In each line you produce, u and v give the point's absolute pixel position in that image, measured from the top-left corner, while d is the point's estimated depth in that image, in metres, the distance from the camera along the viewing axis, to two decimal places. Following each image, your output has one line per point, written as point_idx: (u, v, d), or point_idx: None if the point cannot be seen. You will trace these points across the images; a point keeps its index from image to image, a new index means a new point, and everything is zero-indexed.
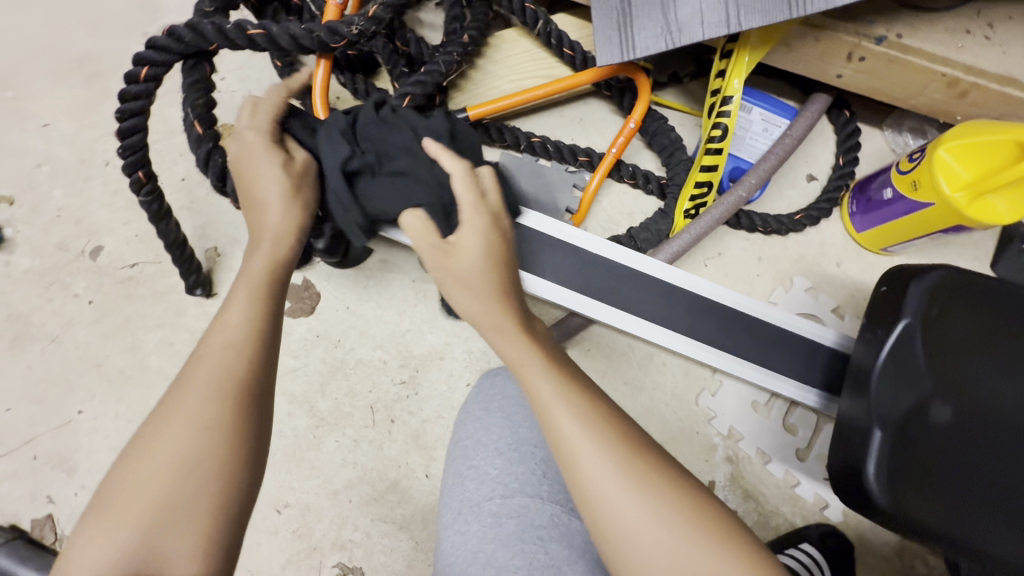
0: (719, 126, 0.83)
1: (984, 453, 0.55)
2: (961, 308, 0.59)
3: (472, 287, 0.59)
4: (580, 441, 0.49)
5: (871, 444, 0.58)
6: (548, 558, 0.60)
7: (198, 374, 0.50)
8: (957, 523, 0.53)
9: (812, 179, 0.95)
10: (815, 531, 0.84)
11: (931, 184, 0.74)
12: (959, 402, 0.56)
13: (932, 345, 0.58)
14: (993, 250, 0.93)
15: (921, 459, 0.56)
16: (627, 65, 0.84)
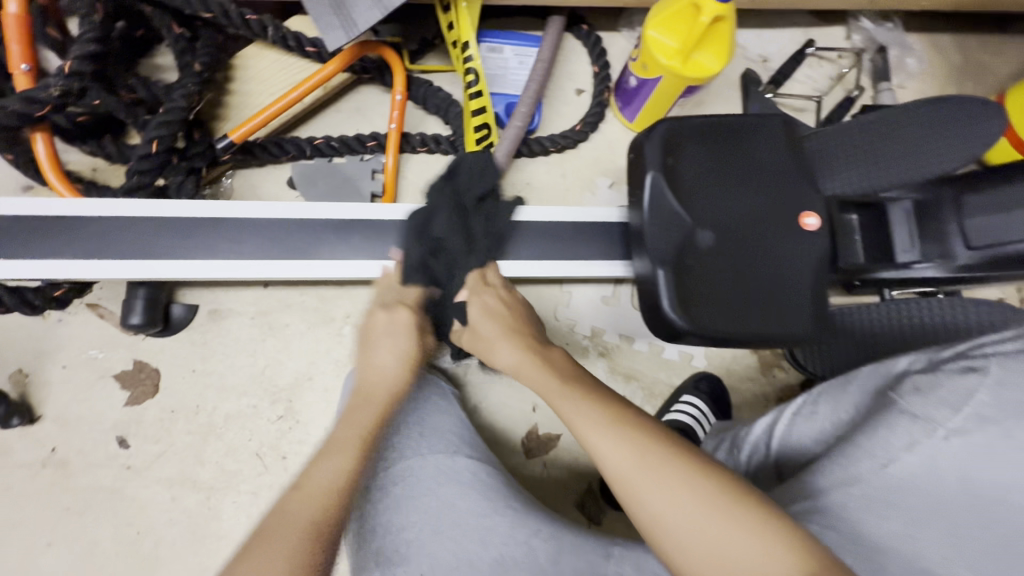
0: (470, 71, 0.88)
1: (735, 258, 0.67)
2: (689, 151, 0.69)
3: (492, 336, 0.67)
4: (613, 453, 0.52)
5: (658, 284, 0.65)
6: (441, 501, 0.64)
7: (329, 448, 0.55)
8: (732, 319, 0.65)
9: (581, 92, 1.05)
10: (689, 382, 0.95)
11: (654, 62, 0.85)
12: (711, 224, 0.67)
13: (678, 189, 0.68)
14: (739, 99, 1.08)
15: (696, 280, 0.66)
16: (367, 44, 0.87)
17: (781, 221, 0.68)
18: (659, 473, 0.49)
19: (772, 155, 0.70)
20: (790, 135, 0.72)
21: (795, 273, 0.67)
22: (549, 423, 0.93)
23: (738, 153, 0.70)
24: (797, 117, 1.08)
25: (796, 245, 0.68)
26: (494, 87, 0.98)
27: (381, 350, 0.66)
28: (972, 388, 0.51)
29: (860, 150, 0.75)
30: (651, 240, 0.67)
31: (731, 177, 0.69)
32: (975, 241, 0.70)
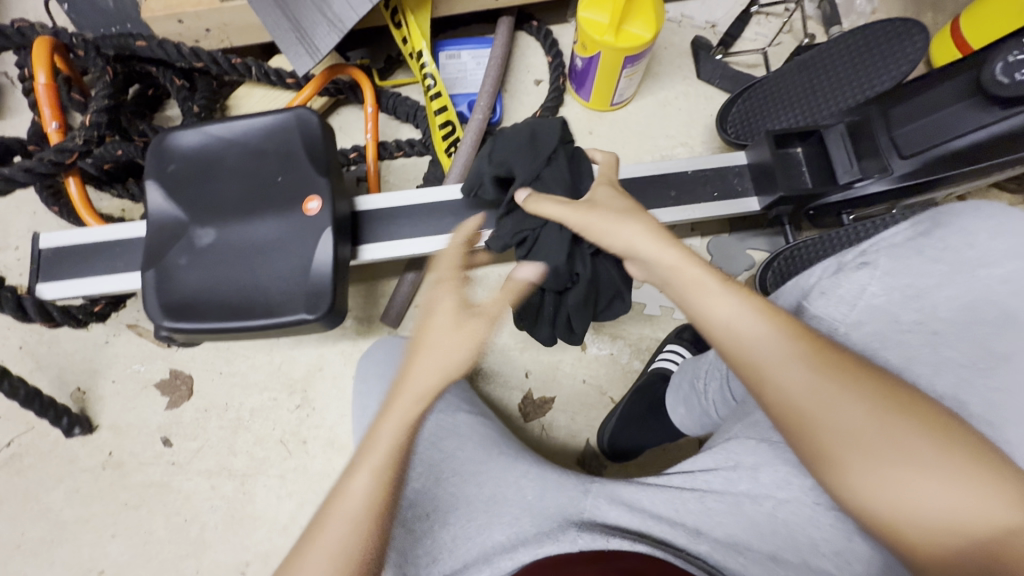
0: (427, 76, 0.98)
1: (227, 260, 0.77)
2: (190, 148, 0.80)
3: (449, 330, 0.55)
4: (788, 366, 0.48)
5: (149, 283, 0.77)
6: (441, 453, 0.71)
7: (342, 490, 0.50)
8: (206, 315, 0.75)
9: (539, 82, 1.14)
10: (673, 332, 0.98)
11: (590, 40, 0.92)
12: (212, 225, 0.78)
13: (181, 173, 0.79)
14: (693, 66, 1.14)
15: (209, 264, 0.77)
16: (335, 68, 0.99)
17: (272, 207, 0.78)
18: (857, 398, 0.45)
19: (235, 176, 0.79)
20: (255, 156, 0.80)
21: (275, 271, 0.76)
22: (542, 388, 0.99)
23: (211, 172, 0.79)
24: (750, 73, 1.12)
25: (288, 225, 0.78)
26: (456, 88, 1.08)
27: (434, 335, 0.54)
28: (863, 282, 0.58)
29: (799, 94, 0.90)
30: (150, 228, 0.78)
31: (207, 189, 0.79)
32: (906, 152, 0.72)
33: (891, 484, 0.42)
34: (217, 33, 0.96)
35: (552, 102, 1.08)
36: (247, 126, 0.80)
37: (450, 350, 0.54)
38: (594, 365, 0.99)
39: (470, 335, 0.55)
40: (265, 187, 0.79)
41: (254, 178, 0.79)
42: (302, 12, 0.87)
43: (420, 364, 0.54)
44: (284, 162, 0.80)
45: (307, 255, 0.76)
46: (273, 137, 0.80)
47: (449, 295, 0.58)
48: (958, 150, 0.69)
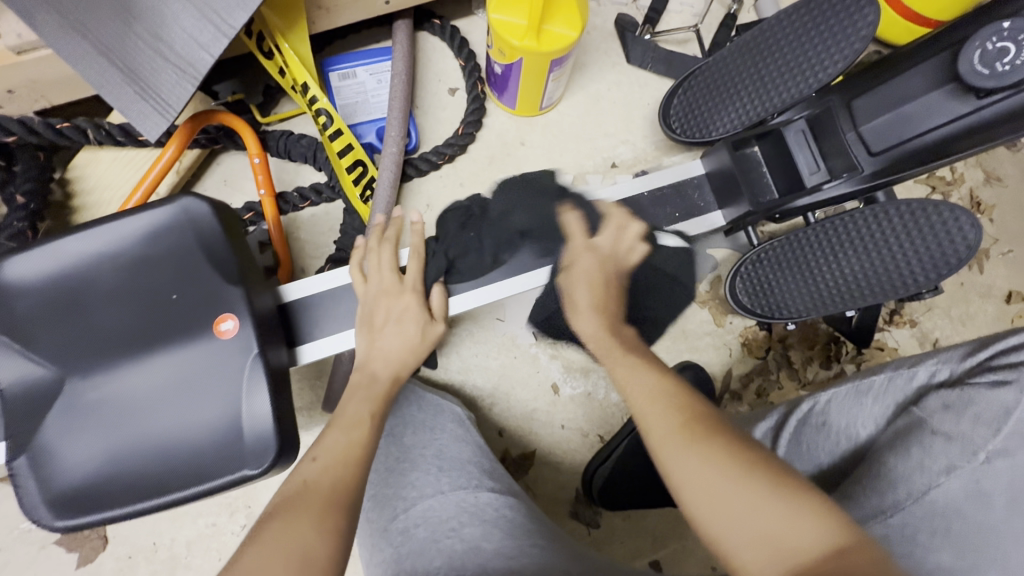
0: (320, 113, 0.81)
1: (125, 420, 0.60)
2: (42, 280, 0.61)
3: (396, 331, 0.68)
4: (693, 470, 0.49)
5: (21, 470, 0.59)
6: (465, 542, 0.58)
7: (295, 476, 0.54)
8: (106, 502, 0.58)
9: (455, 91, 0.98)
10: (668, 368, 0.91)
11: (508, 46, 0.78)
12: (98, 377, 0.61)
13: (33, 314, 0.60)
14: (620, 49, 1.02)
15: (103, 428, 0.60)
16: (199, 116, 0.79)
17: (177, 338, 0.62)
18: (708, 447, 0.50)
19: (114, 301, 0.61)
20: (141, 270, 0.62)
21: (191, 422, 0.60)
22: (520, 443, 0.90)
23: (83, 300, 0.61)
24: (682, 51, 1.02)
25: (198, 358, 0.61)
26: (358, 114, 0.91)
27: (385, 336, 0.67)
28: (1007, 404, 0.50)
29: (746, 82, 0.80)
30: (26, 387, 0.60)
31: (81, 324, 0.61)
32: (875, 148, 0.65)
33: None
34: (25, 93, 0.72)
35: (474, 116, 0.93)
36: (127, 232, 0.62)
37: (380, 335, 0.67)
38: (571, 407, 0.91)
39: (414, 322, 0.69)
40: (156, 315, 0.62)
41: (144, 299, 0.62)
42: (136, 58, 0.66)
43: (376, 333, 0.67)
44: (181, 271, 0.62)
45: (235, 397, 0.61)
46: (162, 243, 0.62)
47: (401, 295, 0.69)
48: (930, 143, 0.63)
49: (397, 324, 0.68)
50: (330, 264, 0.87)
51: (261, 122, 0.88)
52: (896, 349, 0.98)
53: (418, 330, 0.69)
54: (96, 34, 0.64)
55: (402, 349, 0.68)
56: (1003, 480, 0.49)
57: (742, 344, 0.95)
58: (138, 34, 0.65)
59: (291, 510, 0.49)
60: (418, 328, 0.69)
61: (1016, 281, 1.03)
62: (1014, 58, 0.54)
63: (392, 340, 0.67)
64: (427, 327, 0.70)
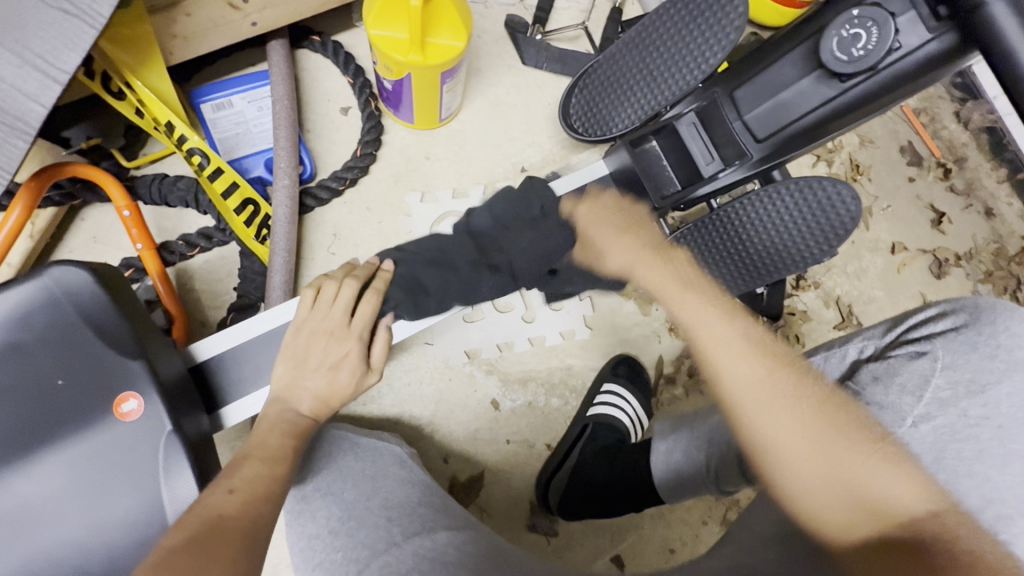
0: (192, 152, 0.73)
1: (20, 540, 0.50)
2: None
3: (327, 377, 0.64)
4: (784, 430, 0.52)
5: None
6: None
7: (208, 506, 0.49)
8: None
9: (347, 109, 0.92)
10: (607, 366, 0.92)
11: (393, 62, 0.74)
12: None
13: None
14: (514, 50, 1.00)
15: None
16: (43, 171, 0.69)
17: (74, 427, 0.52)
18: (794, 402, 0.53)
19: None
20: (15, 361, 0.52)
21: (107, 522, 0.51)
22: (467, 466, 0.88)
23: None
24: (575, 48, 1.02)
25: (106, 447, 0.52)
26: (240, 147, 0.83)
27: (314, 381, 0.64)
28: (926, 372, 0.53)
29: (636, 77, 0.81)
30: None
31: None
32: (760, 135, 0.68)
33: (791, 458, 0.51)
34: None
35: (371, 135, 0.89)
36: None
37: (309, 378, 0.63)
38: (513, 421, 0.90)
39: (350, 369, 0.66)
40: (45, 405, 0.52)
41: (22, 392, 0.52)
42: None
43: (306, 379, 0.63)
44: (67, 353, 0.53)
45: (156, 486, 0.52)
46: (36, 324, 0.53)
47: (340, 341, 0.65)
48: (806, 127, 0.66)
49: (328, 370, 0.65)
50: (232, 313, 0.80)
51: (127, 167, 0.79)
52: (805, 312, 1.06)
53: (351, 373, 0.65)
54: None
55: (327, 392, 0.64)
56: (925, 440, 0.52)
57: (669, 329, 0.96)
58: None
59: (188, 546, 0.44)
60: (353, 372, 0.65)
61: (898, 233, 1.13)
62: (865, 44, 0.58)
63: (315, 382, 0.64)
64: (364, 369, 0.67)
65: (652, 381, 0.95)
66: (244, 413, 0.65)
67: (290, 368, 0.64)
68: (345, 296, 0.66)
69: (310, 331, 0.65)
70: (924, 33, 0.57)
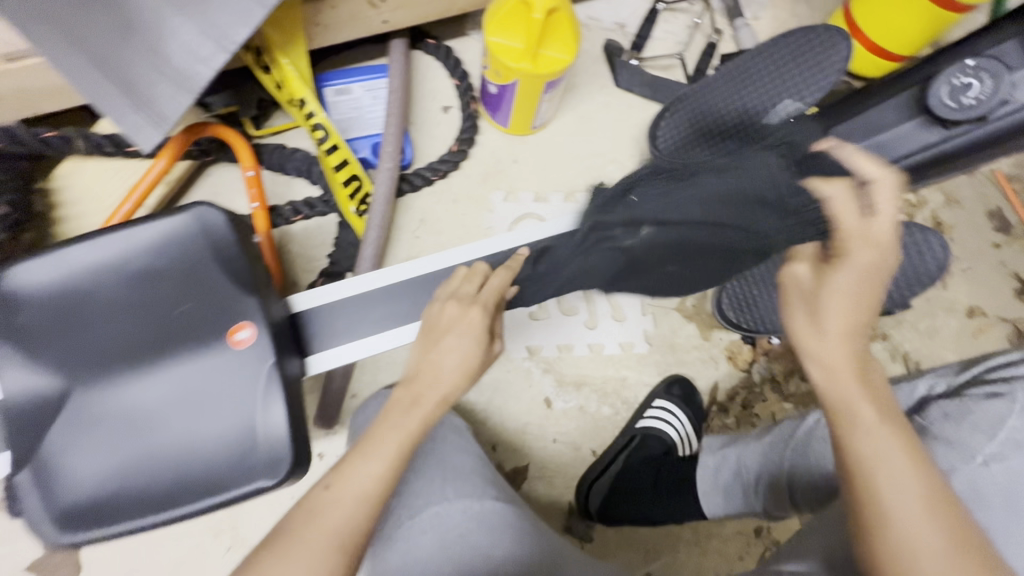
0: (316, 127, 0.82)
1: (141, 432, 0.57)
2: (48, 283, 0.58)
3: (446, 356, 0.58)
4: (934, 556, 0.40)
5: (29, 482, 0.56)
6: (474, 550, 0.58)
7: (339, 467, 0.51)
8: (126, 515, 0.55)
9: (449, 108, 1.00)
10: (662, 383, 0.93)
11: (503, 67, 0.81)
12: (109, 384, 0.57)
13: (38, 317, 0.57)
14: (610, 73, 1.05)
15: (115, 439, 0.56)
16: (192, 128, 0.79)
17: (193, 344, 0.59)
18: (938, 522, 0.41)
19: (115, 313, 0.58)
20: (148, 283, 0.59)
21: (212, 431, 0.57)
22: (513, 457, 0.90)
23: (88, 312, 0.58)
24: (667, 76, 1.06)
25: (219, 366, 0.59)
26: (352, 130, 0.91)
27: (442, 362, 0.57)
28: (1002, 412, 0.53)
29: (730, 108, 0.84)
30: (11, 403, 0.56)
31: (80, 336, 0.58)
32: None
33: (919, 558, 0.40)
34: (12, 104, 0.71)
35: (467, 134, 0.96)
36: (132, 243, 0.59)
37: (437, 356, 0.58)
38: (563, 421, 0.92)
39: (475, 342, 0.59)
40: (170, 323, 0.59)
41: (153, 311, 0.59)
42: (131, 70, 0.66)
43: (437, 353, 0.58)
44: (192, 283, 0.60)
45: (255, 408, 0.58)
46: (170, 252, 0.60)
47: (466, 314, 0.60)
48: (902, 169, 0.68)
49: (457, 341, 0.59)
50: (322, 278, 0.87)
51: (253, 135, 0.89)
52: None
53: (472, 360, 0.58)
54: (92, 46, 0.64)
55: (466, 361, 0.58)
56: (1003, 490, 0.51)
57: (727, 357, 0.97)
58: (135, 46, 0.65)
59: (317, 512, 0.48)
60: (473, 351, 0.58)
61: (977, 296, 1.09)
62: (977, 93, 0.60)
63: (443, 360, 0.57)
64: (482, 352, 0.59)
65: (705, 405, 0.95)
66: (329, 364, 0.71)
67: (420, 346, 0.60)
68: (497, 283, 0.65)
69: (453, 308, 0.62)
70: None
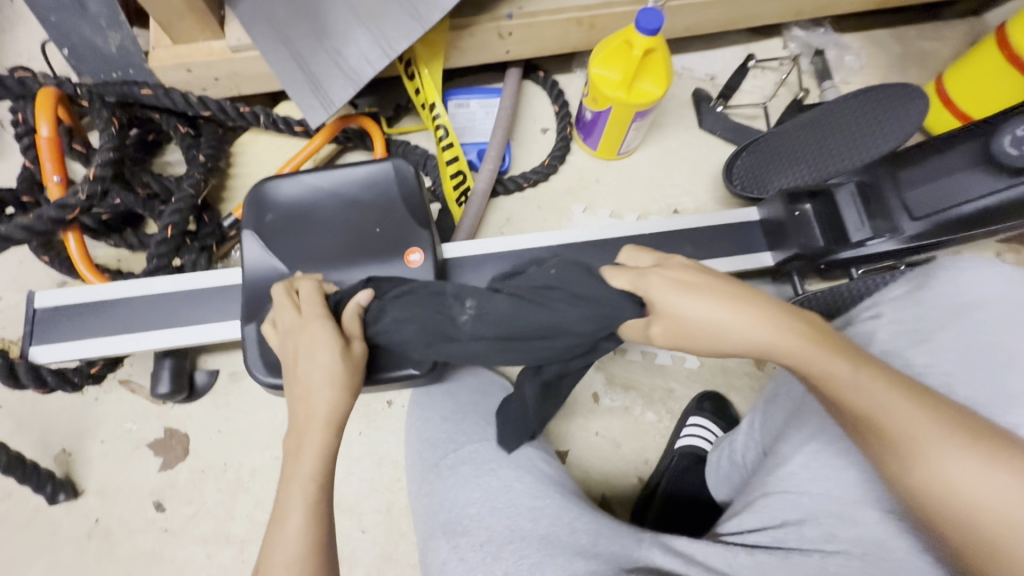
0: (440, 127, 0.98)
1: None
2: (289, 198, 0.80)
3: (328, 350, 0.58)
4: (993, 491, 0.42)
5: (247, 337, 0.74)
6: (502, 481, 0.65)
7: (294, 445, 0.56)
8: None
9: (547, 130, 1.15)
10: (702, 392, 0.98)
11: (601, 95, 0.94)
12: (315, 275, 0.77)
13: (277, 221, 0.79)
14: (696, 116, 1.16)
15: None
16: (346, 116, 0.99)
17: (376, 256, 0.78)
18: (975, 449, 0.43)
19: (330, 226, 0.79)
20: (354, 207, 0.80)
21: None
22: (555, 441, 0.97)
23: (312, 222, 0.79)
24: (750, 124, 1.16)
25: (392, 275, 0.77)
26: (465, 137, 1.09)
27: (315, 366, 0.57)
28: None
29: (805, 150, 0.91)
30: (245, 282, 0.77)
31: (302, 239, 0.78)
32: (917, 214, 0.75)
33: (985, 509, 0.41)
34: (226, 82, 0.94)
35: (560, 151, 1.08)
36: (347, 176, 0.81)
37: (311, 365, 0.58)
38: (607, 417, 0.98)
39: (330, 354, 0.58)
40: (365, 238, 0.78)
41: (354, 227, 0.79)
42: (317, 64, 0.86)
43: (299, 371, 0.58)
44: (385, 211, 0.80)
45: None
46: (373, 186, 0.80)
47: (310, 330, 0.59)
48: (968, 213, 0.72)
49: (311, 356, 0.58)
50: None
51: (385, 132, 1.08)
52: None
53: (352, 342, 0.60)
54: (295, 45, 0.85)
55: (328, 374, 0.57)
56: None
57: None
58: (324, 47, 0.86)
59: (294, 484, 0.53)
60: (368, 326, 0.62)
61: None
62: None
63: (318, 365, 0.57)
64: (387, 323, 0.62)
65: None
66: None
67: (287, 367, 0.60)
68: (309, 290, 0.64)
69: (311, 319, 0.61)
70: None
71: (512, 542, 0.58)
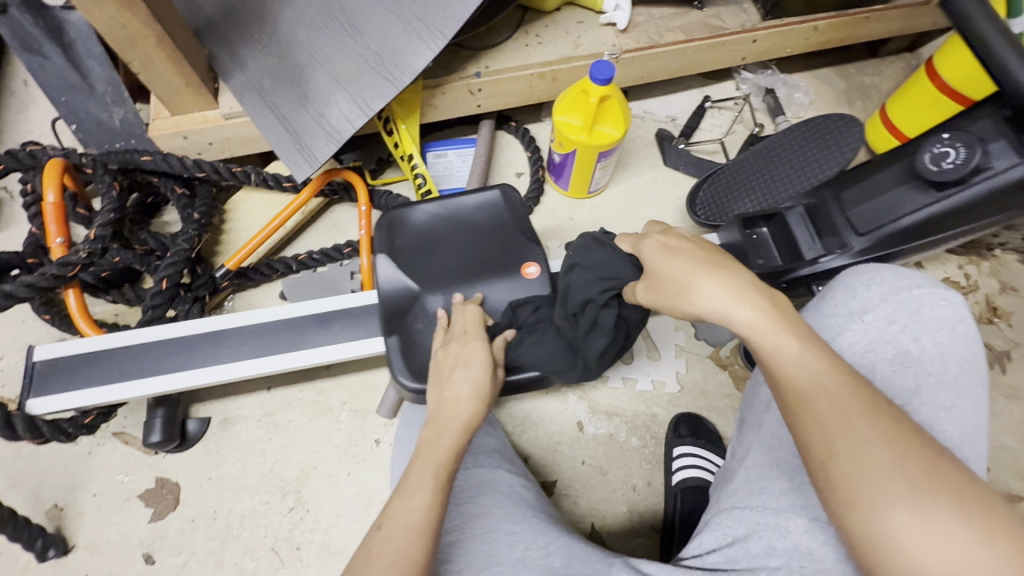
0: (418, 176, 1.05)
1: None
2: (416, 224, 0.89)
3: (468, 367, 0.68)
4: (894, 495, 0.44)
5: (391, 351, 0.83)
6: (480, 507, 0.66)
7: (428, 435, 0.61)
8: None
9: (521, 174, 1.23)
10: (685, 415, 1.00)
11: (566, 139, 1.02)
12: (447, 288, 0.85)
13: (400, 249, 0.87)
14: (660, 155, 1.24)
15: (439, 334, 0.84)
16: (330, 171, 1.06)
17: (497, 272, 0.86)
18: (888, 454, 0.46)
19: (452, 251, 0.87)
20: (472, 230, 0.89)
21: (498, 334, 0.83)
22: (543, 472, 0.98)
23: (440, 240, 0.88)
24: (711, 159, 1.24)
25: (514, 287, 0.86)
26: (443, 184, 1.16)
27: (459, 382, 0.67)
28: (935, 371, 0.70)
29: (759, 179, 0.98)
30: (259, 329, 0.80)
31: (430, 258, 0.87)
32: (862, 230, 0.80)
33: (882, 508, 0.44)
34: (219, 146, 1.02)
35: (535, 192, 1.15)
36: (462, 207, 0.90)
37: (455, 380, 0.67)
38: (593, 445, 0.99)
39: (480, 364, 0.69)
40: (485, 256, 0.87)
41: (472, 249, 0.87)
42: (301, 125, 0.94)
43: (448, 386, 0.67)
44: (497, 235, 0.89)
45: None
46: (491, 211, 0.90)
47: (472, 344, 0.71)
48: (907, 225, 0.77)
49: (464, 369, 0.68)
50: None
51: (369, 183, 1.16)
52: None
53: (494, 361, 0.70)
54: (283, 110, 0.94)
55: (480, 384, 0.67)
56: None
57: None
58: (308, 110, 0.94)
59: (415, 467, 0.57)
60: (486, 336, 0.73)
61: None
62: (954, 159, 0.71)
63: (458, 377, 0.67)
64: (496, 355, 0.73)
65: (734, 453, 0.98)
66: None
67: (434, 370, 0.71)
68: (471, 314, 0.77)
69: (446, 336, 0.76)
70: (1014, 158, 0.70)
71: (490, 566, 0.60)
